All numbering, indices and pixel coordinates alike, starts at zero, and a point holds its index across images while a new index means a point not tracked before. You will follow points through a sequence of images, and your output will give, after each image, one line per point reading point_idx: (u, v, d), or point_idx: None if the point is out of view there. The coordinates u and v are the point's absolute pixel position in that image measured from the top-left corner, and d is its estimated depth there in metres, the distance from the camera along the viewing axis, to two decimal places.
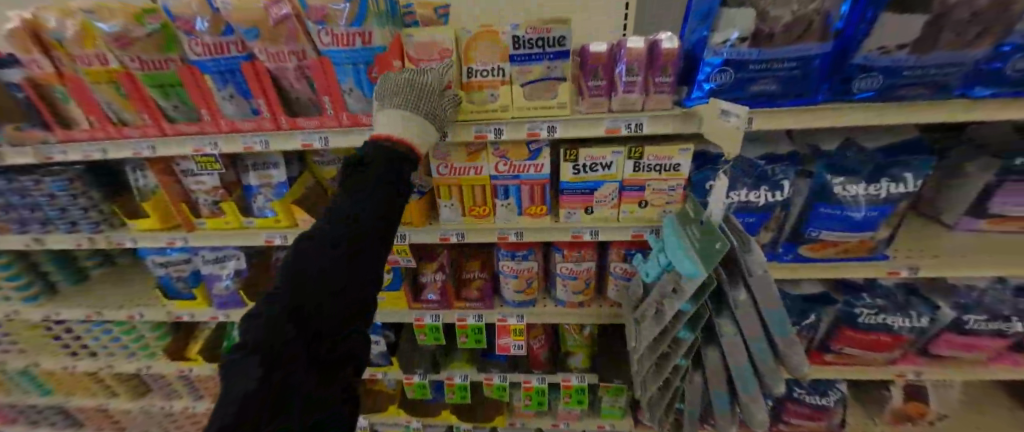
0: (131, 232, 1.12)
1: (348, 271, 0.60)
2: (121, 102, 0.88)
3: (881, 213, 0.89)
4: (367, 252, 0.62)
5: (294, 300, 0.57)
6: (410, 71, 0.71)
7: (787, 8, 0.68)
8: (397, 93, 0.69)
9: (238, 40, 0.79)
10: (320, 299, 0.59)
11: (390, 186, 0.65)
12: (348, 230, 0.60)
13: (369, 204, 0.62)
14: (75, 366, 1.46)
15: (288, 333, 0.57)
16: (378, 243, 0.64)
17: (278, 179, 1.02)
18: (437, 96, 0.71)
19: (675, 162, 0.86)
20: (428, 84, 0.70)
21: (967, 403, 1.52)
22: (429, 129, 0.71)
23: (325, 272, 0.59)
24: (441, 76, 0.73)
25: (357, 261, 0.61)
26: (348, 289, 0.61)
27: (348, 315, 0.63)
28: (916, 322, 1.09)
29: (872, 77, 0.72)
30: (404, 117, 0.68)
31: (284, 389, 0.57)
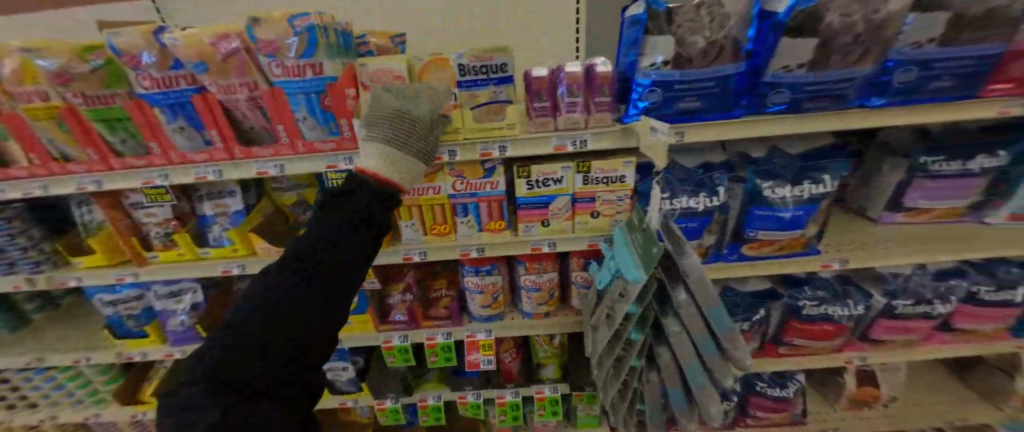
0: (76, 270, 1.07)
1: (320, 298, 0.61)
2: (64, 139, 0.86)
3: (806, 212, 0.99)
4: (339, 280, 0.63)
5: (260, 329, 0.57)
6: (404, 104, 0.74)
7: (701, 35, 0.77)
8: (388, 125, 0.71)
9: (187, 74, 0.80)
10: (289, 329, 0.58)
11: (369, 219, 0.66)
12: (321, 260, 0.61)
13: (344, 234, 0.63)
14: (11, 421, 1.35)
15: (252, 363, 0.56)
16: (352, 272, 0.64)
17: (234, 208, 1.03)
18: (426, 130, 0.75)
19: (620, 174, 0.93)
20: (417, 119, 0.74)
21: (912, 384, 1.64)
22: (414, 164, 0.74)
23: (295, 302, 0.59)
24: (434, 111, 0.77)
25: (329, 290, 0.62)
26: (318, 317, 0.61)
27: (316, 344, 0.62)
28: (853, 311, 1.19)
29: (781, 92, 0.81)
30: (391, 151, 0.70)
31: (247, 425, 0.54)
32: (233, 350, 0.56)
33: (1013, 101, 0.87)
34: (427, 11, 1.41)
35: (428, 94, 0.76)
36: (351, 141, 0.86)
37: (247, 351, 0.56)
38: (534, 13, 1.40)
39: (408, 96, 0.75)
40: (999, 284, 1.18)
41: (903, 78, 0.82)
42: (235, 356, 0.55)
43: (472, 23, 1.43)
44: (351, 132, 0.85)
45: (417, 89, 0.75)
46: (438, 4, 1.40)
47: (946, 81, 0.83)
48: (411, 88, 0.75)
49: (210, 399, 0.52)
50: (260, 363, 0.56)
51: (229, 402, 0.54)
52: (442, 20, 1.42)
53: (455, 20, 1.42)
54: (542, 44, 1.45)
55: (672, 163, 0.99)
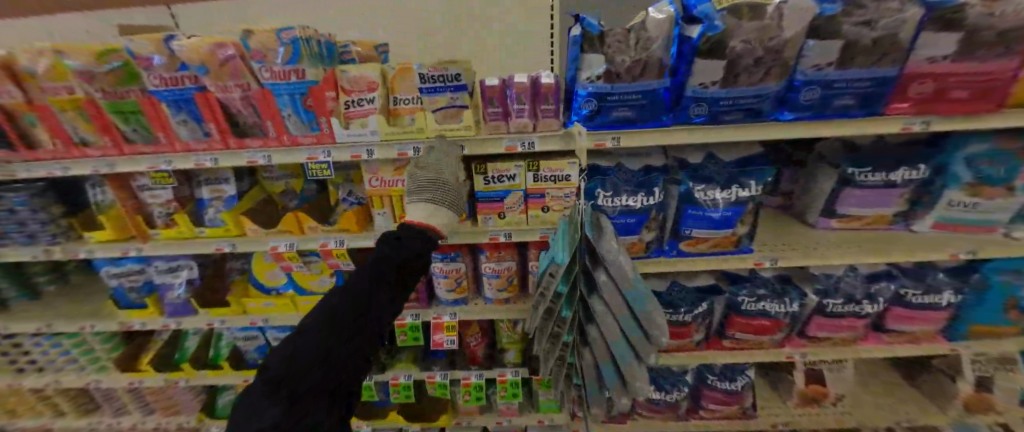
0: (87, 244, 1.21)
1: (355, 329, 0.79)
2: (85, 127, 1.00)
3: (735, 213, 1.10)
4: (370, 318, 0.80)
5: (307, 355, 0.77)
6: (428, 171, 0.83)
7: (627, 54, 0.90)
8: (425, 188, 0.80)
9: (191, 75, 0.94)
10: (331, 351, 0.78)
11: (403, 265, 0.79)
12: (355, 302, 0.78)
13: (376, 280, 0.79)
14: (19, 384, 1.47)
15: (303, 375, 0.78)
16: (380, 311, 0.80)
17: (228, 193, 1.17)
18: (456, 188, 0.85)
19: (566, 173, 1.05)
20: (446, 180, 0.83)
21: (860, 382, 1.73)
22: (451, 215, 0.81)
23: (339, 330, 0.78)
24: (453, 174, 0.87)
25: (361, 327, 0.79)
26: (350, 348, 0.80)
27: (356, 359, 0.83)
28: (789, 308, 1.29)
29: (702, 105, 0.95)
30: (432, 206, 0.79)
31: (302, 413, 0.81)
32: (289, 369, 0.77)
33: (913, 119, 0.98)
34: (427, 11, 1.52)
35: (447, 165, 0.88)
36: (329, 136, 0.99)
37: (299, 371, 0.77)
38: (535, 15, 1.50)
39: (433, 165, 0.86)
40: (925, 288, 1.27)
41: (810, 95, 0.95)
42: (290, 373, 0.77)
43: (472, 23, 1.54)
44: (329, 128, 0.98)
45: (436, 162, 0.88)
46: (438, 5, 1.51)
47: (849, 100, 0.96)
48: (433, 161, 0.88)
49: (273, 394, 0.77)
50: (310, 376, 0.78)
51: (286, 403, 0.79)
52: (441, 20, 1.54)
53: (455, 20, 1.53)
54: (523, 52, 1.57)
55: (619, 165, 1.11)
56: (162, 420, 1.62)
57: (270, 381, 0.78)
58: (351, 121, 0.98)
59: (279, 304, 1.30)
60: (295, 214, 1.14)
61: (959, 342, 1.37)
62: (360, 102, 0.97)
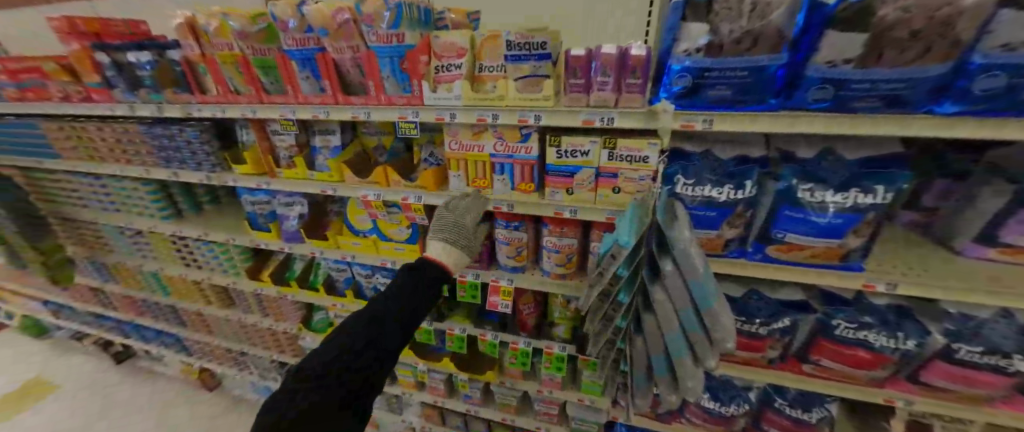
0: (234, 175, 1.50)
1: (418, 305, 1.01)
2: (238, 77, 1.23)
3: (846, 221, 0.94)
4: (415, 315, 1.01)
5: (383, 320, 0.95)
6: (455, 215, 1.10)
7: (737, 23, 0.80)
8: (445, 231, 1.08)
9: (315, 37, 1.09)
10: (403, 318, 0.98)
11: (436, 279, 1.05)
12: (406, 298, 1.00)
13: (428, 280, 1.04)
14: (188, 274, 1.95)
15: (379, 331, 0.94)
16: (419, 310, 1.02)
17: (334, 144, 1.34)
18: (470, 233, 1.11)
19: (644, 155, 1.00)
20: (465, 225, 1.10)
21: None
22: (461, 255, 1.10)
23: (409, 303, 0.99)
24: (475, 217, 1.13)
25: (409, 322, 0.99)
26: (411, 321, 1.00)
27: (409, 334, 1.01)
28: (900, 344, 1.08)
29: (825, 88, 0.80)
30: (448, 248, 1.07)
31: (335, 415, 0.88)
32: (355, 352, 0.91)
33: None
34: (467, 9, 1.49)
35: (472, 209, 1.14)
36: (419, 98, 1.08)
37: (359, 355, 0.91)
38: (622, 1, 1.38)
39: (460, 209, 1.12)
40: None
41: (987, 84, 0.71)
42: (354, 356, 0.91)
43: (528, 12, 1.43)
44: (420, 91, 1.07)
45: (467, 206, 1.14)
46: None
47: None
48: (463, 205, 1.14)
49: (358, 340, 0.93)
50: (384, 332, 0.95)
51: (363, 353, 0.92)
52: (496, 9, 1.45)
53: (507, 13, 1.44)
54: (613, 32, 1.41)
55: (707, 152, 1.00)
56: (274, 323, 2.00)
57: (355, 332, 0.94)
58: (439, 85, 1.05)
59: (365, 244, 1.49)
60: (384, 167, 1.26)
61: None
62: (448, 68, 1.04)
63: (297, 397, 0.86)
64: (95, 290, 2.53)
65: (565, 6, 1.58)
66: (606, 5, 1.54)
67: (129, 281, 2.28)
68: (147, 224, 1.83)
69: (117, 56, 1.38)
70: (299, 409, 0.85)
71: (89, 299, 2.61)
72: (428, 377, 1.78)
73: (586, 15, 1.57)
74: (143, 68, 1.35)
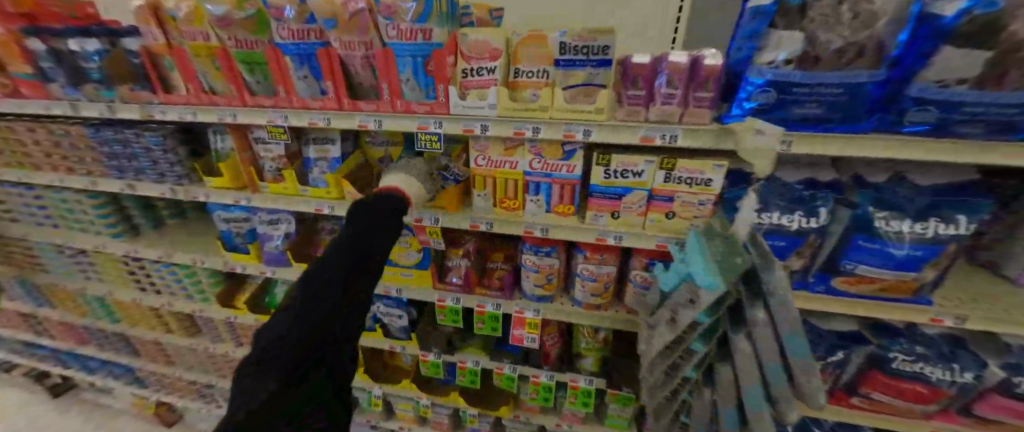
0: (205, 188, 1.28)
1: (371, 243, 0.80)
2: (214, 73, 1.02)
3: (927, 253, 0.86)
4: (376, 256, 0.80)
5: (333, 266, 0.75)
6: (409, 159, 1.03)
7: (837, 33, 0.69)
8: (403, 169, 0.98)
9: (317, 29, 0.91)
10: (356, 257, 0.77)
11: (390, 211, 0.85)
12: (359, 238, 0.79)
13: (380, 213, 0.84)
14: (144, 300, 1.67)
15: (328, 279, 0.74)
16: (381, 249, 0.81)
17: (333, 154, 1.14)
18: (428, 173, 1.02)
19: (706, 177, 0.88)
20: (421, 165, 1.02)
21: None
22: (422, 189, 0.96)
23: (360, 240, 0.78)
24: (432, 163, 1.06)
25: (369, 264, 0.79)
26: (369, 263, 0.79)
27: (369, 279, 0.80)
28: (958, 379, 1.02)
29: (927, 110, 0.71)
30: (406, 178, 0.94)
31: (292, 388, 0.70)
32: (303, 312, 0.71)
33: None
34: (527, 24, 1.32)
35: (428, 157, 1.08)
36: (444, 106, 0.91)
37: (312, 313, 0.72)
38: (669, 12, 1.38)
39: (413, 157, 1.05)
40: None
41: None
42: (305, 314, 0.71)
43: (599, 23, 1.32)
44: (445, 98, 0.90)
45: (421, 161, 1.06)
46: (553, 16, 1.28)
47: None
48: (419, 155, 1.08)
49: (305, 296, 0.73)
50: (334, 278, 0.74)
51: (312, 308, 0.72)
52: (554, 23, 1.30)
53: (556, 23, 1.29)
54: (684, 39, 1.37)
55: (772, 176, 0.90)
56: None
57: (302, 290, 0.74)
58: (468, 92, 0.90)
59: None
60: None
61: None
62: (479, 71, 0.88)
63: (245, 377, 0.67)
64: (25, 316, 2.16)
65: (565, 6, 1.46)
66: (607, 5, 1.43)
67: (69, 306, 1.94)
68: (91, 243, 1.54)
69: (55, 43, 1.13)
70: (245, 396, 0.65)
71: (17, 325, 2.23)
72: (432, 412, 1.59)
73: (587, 15, 1.45)
74: (89, 59, 1.10)
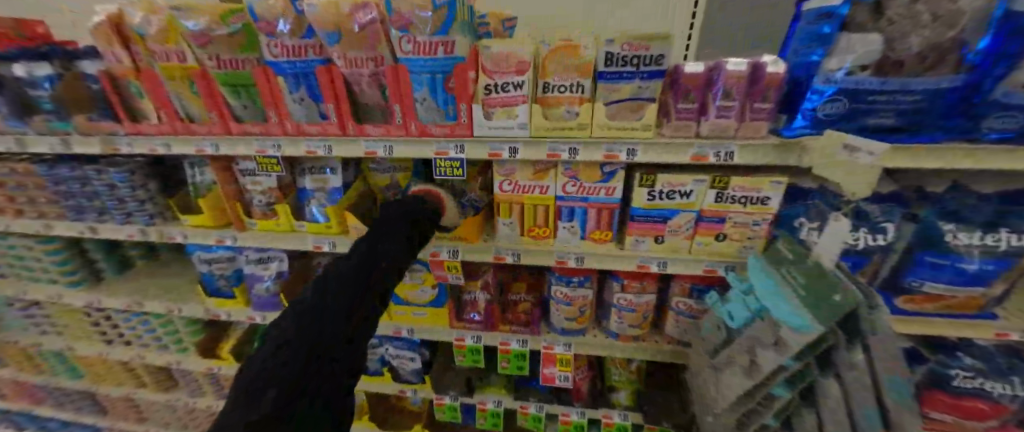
0: (182, 227, 1.12)
1: (382, 244, 0.69)
2: (191, 98, 0.88)
3: (998, 267, 0.79)
4: (383, 262, 0.67)
5: (339, 273, 0.64)
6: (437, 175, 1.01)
7: (917, 35, 0.62)
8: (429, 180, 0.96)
9: (316, 44, 0.78)
10: (364, 259, 0.66)
11: (405, 215, 0.77)
12: (370, 242, 0.70)
13: (393, 218, 0.76)
14: (110, 354, 1.47)
15: (331, 286, 0.62)
16: (390, 256, 0.69)
17: (333, 185, 1.00)
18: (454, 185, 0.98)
19: (763, 195, 0.79)
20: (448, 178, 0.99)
21: None
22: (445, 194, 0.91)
23: (370, 243, 0.69)
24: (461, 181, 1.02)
25: (376, 272, 0.66)
26: (380, 265, 0.67)
27: (382, 286, 0.66)
28: (1019, 391, 0.94)
29: (1009, 116, 0.64)
30: (432, 185, 0.92)
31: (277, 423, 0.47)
32: (299, 324, 0.57)
33: None
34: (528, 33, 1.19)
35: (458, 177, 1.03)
36: (466, 127, 0.80)
37: (305, 331, 0.55)
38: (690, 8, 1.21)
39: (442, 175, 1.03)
40: None
41: None
42: (302, 324, 0.57)
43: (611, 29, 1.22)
44: (468, 118, 0.79)
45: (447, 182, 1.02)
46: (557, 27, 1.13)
47: None
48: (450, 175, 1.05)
49: (303, 308, 0.59)
50: (338, 283, 0.62)
51: (310, 316, 0.58)
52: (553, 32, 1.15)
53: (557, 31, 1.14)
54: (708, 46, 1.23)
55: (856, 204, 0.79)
56: None
57: (302, 304, 0.61)
58: (493, 111, 0.78)
59: None
60: None
61: None
62: (504, 87, 0.75)
63: (221, 423, 0.47)
64: None
65: (564, 5, 1.26)
66: (606, 4, 1.25)
67: (20, 363, 1.70)
68: (45, 294, 1.34)
69: None
70: None
71: None
72: None
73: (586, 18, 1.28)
74: (38, 86, 0.94)
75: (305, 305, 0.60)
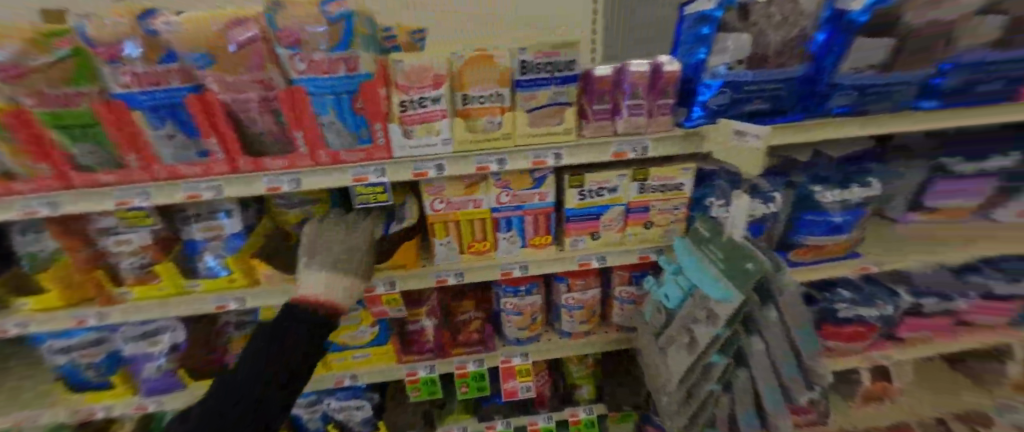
0: (19, 315, 0.86)
1: (283, 330, 0.70)
2: (6, 152, 0.65)
3: (853, 216, 0.97)
4: (283, 340, 0.69)
5: (249, 355, 0.69)
6: (337, 227, 0.80)
7: (777, 34, 0.72)
8: (325, 249, 0.76)
9: (181, 69, 0.63)
10: (266, 345, 0.69)
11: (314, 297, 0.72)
12: (277, 326, 0.70)
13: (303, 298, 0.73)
14: None
15: (241, 370, 0.68)
16: (294, 341, 0.70)
17: (230, 231, 0.85)
18: (361, 249, 0.79)
19: (678, 182, 0.86)
20: (352, 236, 0.79)
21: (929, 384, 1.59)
22: (351, 284, 0.75)
23: (275, 327, 0.71)
24: (370, 229, 0.83)
25: (276, 352, 0.69)
26: (284, 350, 0.69)
27: (287, 371, 0.70)
28: (884, 311, 1.18)
29: (848, 94, 0.77)
30: (332, 273, 0.74)
31: None
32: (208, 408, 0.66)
33: None
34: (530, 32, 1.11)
35: (365, 220, 0.83)
36: (384, 149, 0.74)
37: (206, 417, 0.65)
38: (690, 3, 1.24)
39: (346, 222, 0.82)
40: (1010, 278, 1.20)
41: (959, 82, 0.80)
42: (211, 407, 0.66)
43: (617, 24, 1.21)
44: (385, 139, 0.73)
45: (353, 218, 0.84)
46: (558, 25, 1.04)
47: (998, 85, 0.81)
48: (354, 215, 0.84)
49: (219, 385, 0.68)
50: (244, 368, 0.68)
51: (218, 400, 0.66)
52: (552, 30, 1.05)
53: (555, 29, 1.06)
54: None
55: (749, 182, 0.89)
56: None
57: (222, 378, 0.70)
58: (411, 129, 0.73)
59: None
60: None
61: None
62: (421, 103, 0.71)
63: None
64: None
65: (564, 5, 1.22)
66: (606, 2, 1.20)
67: None
68: None
69: None
70: None
71: None
72: None
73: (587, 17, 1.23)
74: None
75: (221, 382, 0.69)
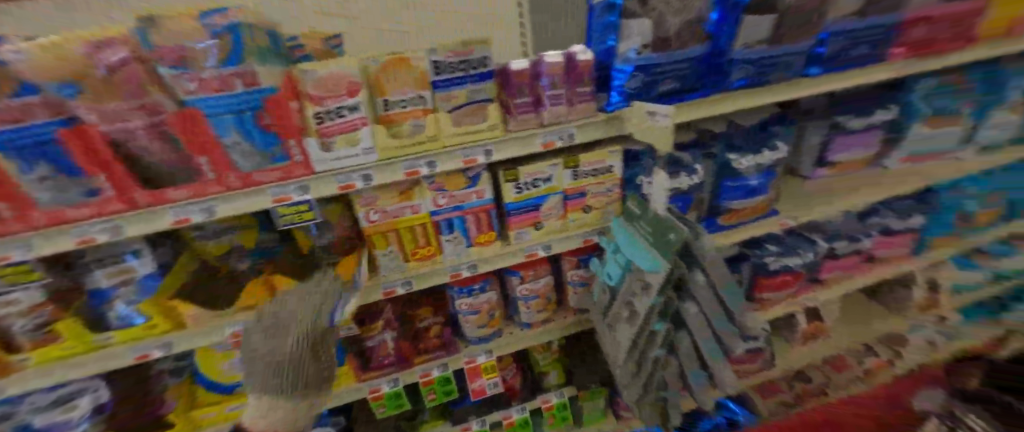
0: None
1: None
2: None
3: (767, 178, 1.07)
4: None
5: None
6: (272, 332, 0.71)
7: (679, 15, 0.76)
8: (259, 367, 0.68)
9: (45, 102, 0.54)
10: None
11: None
12: None
13: None
14: None
15: None
16: None
17: (143, 273, 0.78)
18: (301, 356, 0.69)
19: (607, 165, 0.90)
20: (288, 343, 0.69)
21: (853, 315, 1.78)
22: (293, 403, 0.67)
23: None
24: (310, 323, 0.73)
25: None
26: None
27: None
28: (806, 259, 1.31)
29: (746, 68, 0.84)
30: (267, 398, 0.66)
31: None
32: None
33: (904, 62, 0.99)
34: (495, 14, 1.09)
35: (307, 314, 0.73)
36: (303, 166, 0.70)
37: None
38: None
39: (283, 322, 0.72)
40: (900, 214, 1.39)
41: (835, 48, 0.90)
42: None
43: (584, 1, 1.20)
44: (303, 155, 0.70)
45: (288, 319, 0.73)
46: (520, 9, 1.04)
47: (863, 49, 0.92)
48: (295, 309, 0.74)
49: None
50: None
51: None
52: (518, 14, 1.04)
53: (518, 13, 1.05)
54: None
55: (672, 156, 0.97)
56: None
57: None
58: (331, 141, 0.70)
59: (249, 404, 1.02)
60: (267, 280, 0.85)
61: (924, 256, 1.51)
62: (338, 113, 0.68)
63: None
64: None
65: None
66: None
67: None
68: None
69: None
70: None
71: None
72: None
73: None
74: None
75: None
